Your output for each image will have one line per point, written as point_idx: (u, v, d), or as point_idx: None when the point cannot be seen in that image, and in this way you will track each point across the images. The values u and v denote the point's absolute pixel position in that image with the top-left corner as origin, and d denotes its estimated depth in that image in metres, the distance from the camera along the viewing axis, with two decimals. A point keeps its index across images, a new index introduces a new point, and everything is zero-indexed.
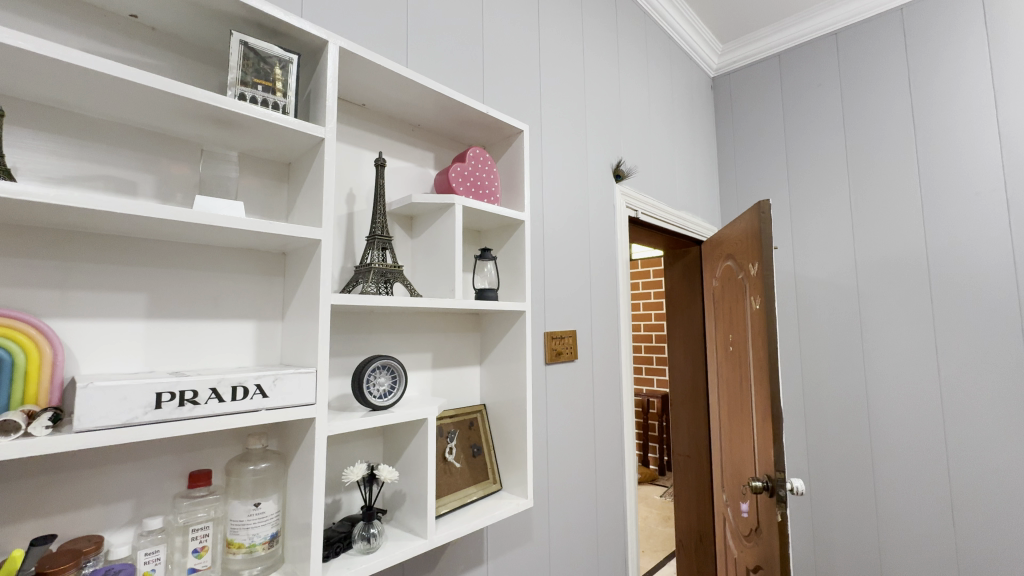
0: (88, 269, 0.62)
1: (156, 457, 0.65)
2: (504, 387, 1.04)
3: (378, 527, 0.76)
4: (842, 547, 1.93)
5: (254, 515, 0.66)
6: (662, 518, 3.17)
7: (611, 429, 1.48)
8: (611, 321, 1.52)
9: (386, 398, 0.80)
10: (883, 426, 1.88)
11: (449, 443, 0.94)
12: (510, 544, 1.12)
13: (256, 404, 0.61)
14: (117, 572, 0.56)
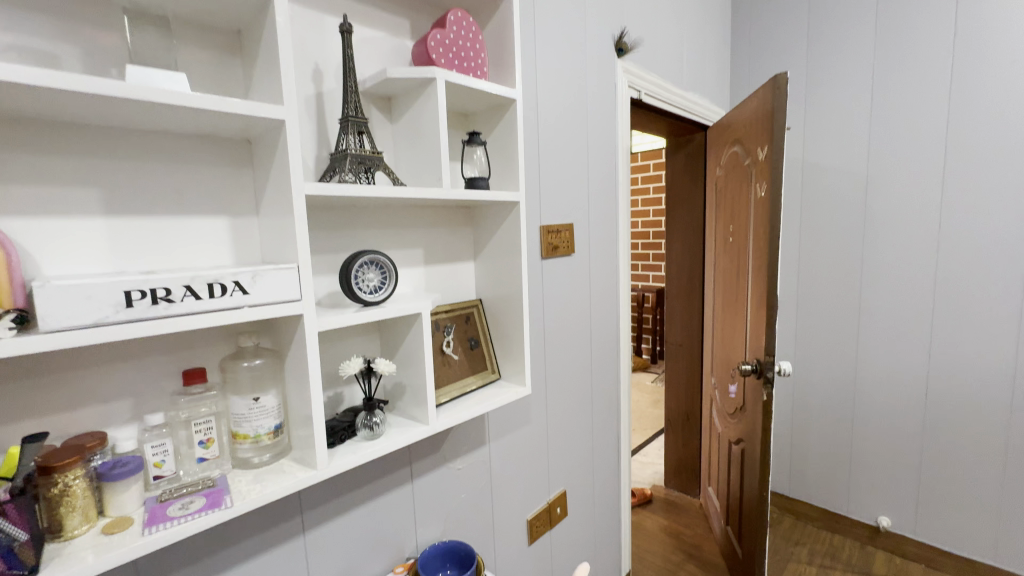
0: (26, 160, 0.55)
1: (147, 357, 0.64)
2: (500, 281, 1.02)
3: (380, 416, 0.78)
4: (818, 419, 2.10)
5: (254, 409, 0.67)
6: (652, 401, 3.42)
7: (607, 320, 1.50)
8: (609, 213, 1.47)
9: (377, 293, 0.77)
10: (873, 311, 1.92)
11: (445, 337, 0.95)
12: (510, 427, 1.19)
13: (238, 302, 0.58)
14: (124, 464, 0.58)
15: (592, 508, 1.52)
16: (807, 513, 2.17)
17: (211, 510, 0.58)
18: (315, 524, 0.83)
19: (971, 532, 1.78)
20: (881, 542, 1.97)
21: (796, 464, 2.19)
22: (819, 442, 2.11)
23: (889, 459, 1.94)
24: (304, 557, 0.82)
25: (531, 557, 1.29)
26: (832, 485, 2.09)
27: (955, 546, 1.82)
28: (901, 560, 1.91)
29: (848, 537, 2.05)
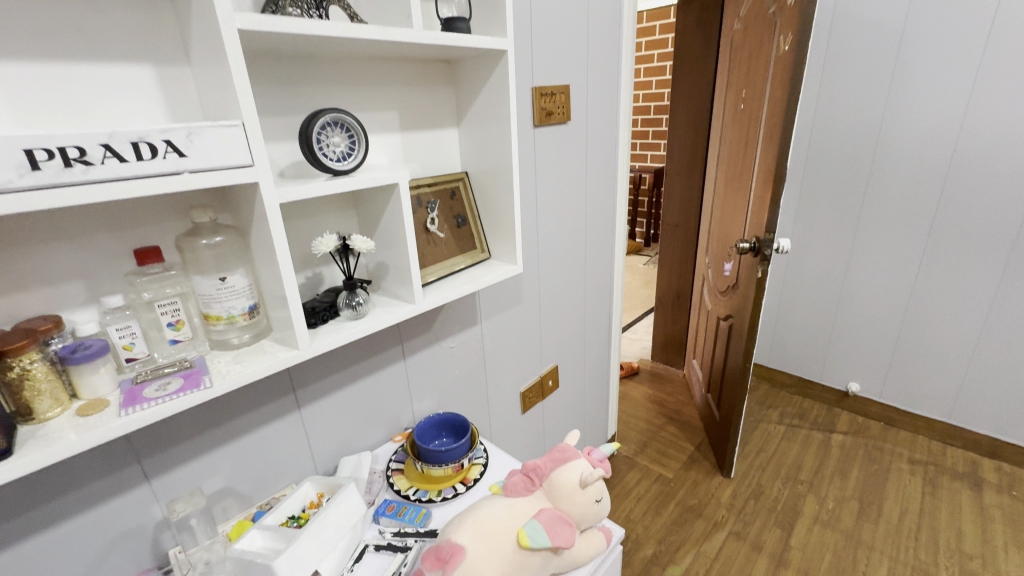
0: None
1: (89, 235, 0.56)
2: (486, 151, 0.91)
3: (363, 296, 0.74)
4: (806, 295, 2.15)
5: (223, 289, 0.61)
6: (643, 283, 3.47)
7: (603, 198, 1.42)
8: (611, 74, 1.30)
9: (345, 161, 0.68)
10: (880, 186, 1.85)
11: (429, 213, 0.88)
12: (502, 307, 1.17)
13: (175, 166, 0.50)
14: (86, 348, 0.54)
15: (582, 380, 1.59)
16: (782, 380, 2.32)
17: (189, 391, 0.56)
18: (310, 400, 0.84)
19: (933, 394, 1.92)
20: (847, 404, 2.14)
21: (778, 337, 2.30)
22: (804, 317, 2.19)
23: (869, 331, 2.02)
24: (303, 429, 0.85)
25: (524, 424, 1.37)
26: (810, 356, 2.22)
27: (914, 406, 1.98)
28: (863, 418, 2.09)
29: (817, 400, 2.21)
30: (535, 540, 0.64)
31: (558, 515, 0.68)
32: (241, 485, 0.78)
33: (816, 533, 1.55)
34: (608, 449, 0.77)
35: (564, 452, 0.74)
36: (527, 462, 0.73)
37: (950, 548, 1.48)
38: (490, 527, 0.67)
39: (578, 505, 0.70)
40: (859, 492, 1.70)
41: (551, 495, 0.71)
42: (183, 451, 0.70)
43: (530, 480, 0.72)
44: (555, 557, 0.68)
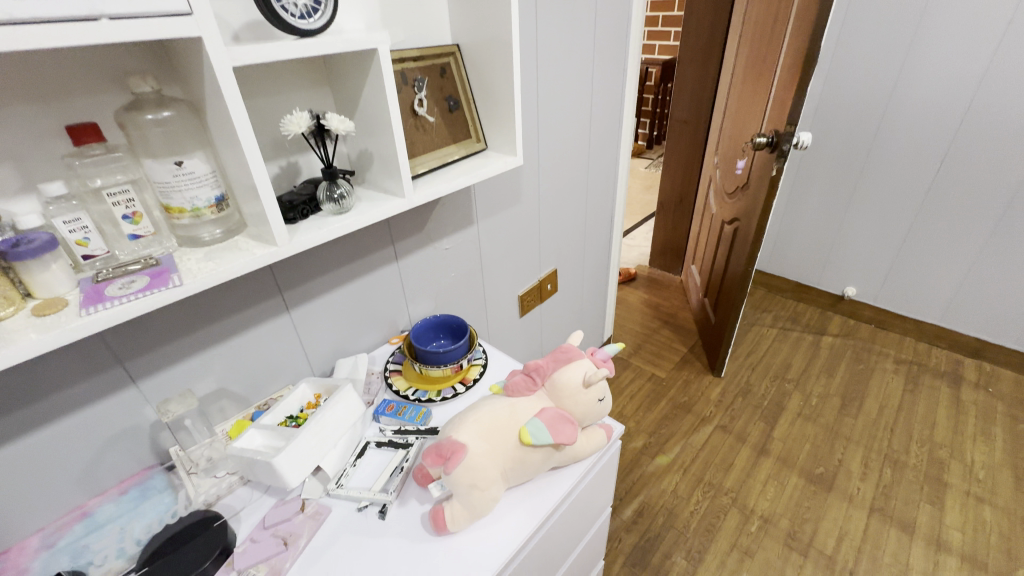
0: None
1: (8, 107, 0.47)
2: (480, 17, 0.77)
3: (345, 188, 0.66)
4: (815, 198, 2.07)
5: (181, 177, 0.54)
6: (644, 187, 3.35)
7: (610, 84, 1.27)
8: None
9: (311, 21, 0.57)
10: (913, 75, 1.68)
11: (417, 93, 0.77)
12: (500, 207, 1.09)
13: (89, 9, 0.39)
14: (30, 242, 0.47)
15: (581, 285, 1.56)
16: (779, 285, 2.32)
17: (156, 290, 0.50)
18: (299, 302, 0.80)
19: (928, 297, 1.93)
20: (841, 308, 2.16)
21: (780, 242, 2.25)
22: (810, 221, 2.13)
23: (875, 235, 1.97)
24: (295, 332, 0.81)
25: (523, 327, 1.36)
26: (811, 260, 2.20)
27: (907, 310, 2.00)
28: (854, 321, 2.12)
29: (812, 304, 2.23)
30: (537, 438, 0.63)
31: (559, 414, 0.67)
32: (236, 387, 0.77)
33: (799, 426, 1.63)
34: (612, 350, 0.74)
35: (567, 352, 0.72)
36: (529, 363, 0.71)
37: (922, 439, 1.57)
38: (491, 425, 0.66)
39: (580, 404, 0.69)
40: (842, 389, 1.77)
41: (552, 394, 0.70)
42: (168, 354, 0.66)
43: (531, 380, 0.71)
44: (556, 453, 0.68)
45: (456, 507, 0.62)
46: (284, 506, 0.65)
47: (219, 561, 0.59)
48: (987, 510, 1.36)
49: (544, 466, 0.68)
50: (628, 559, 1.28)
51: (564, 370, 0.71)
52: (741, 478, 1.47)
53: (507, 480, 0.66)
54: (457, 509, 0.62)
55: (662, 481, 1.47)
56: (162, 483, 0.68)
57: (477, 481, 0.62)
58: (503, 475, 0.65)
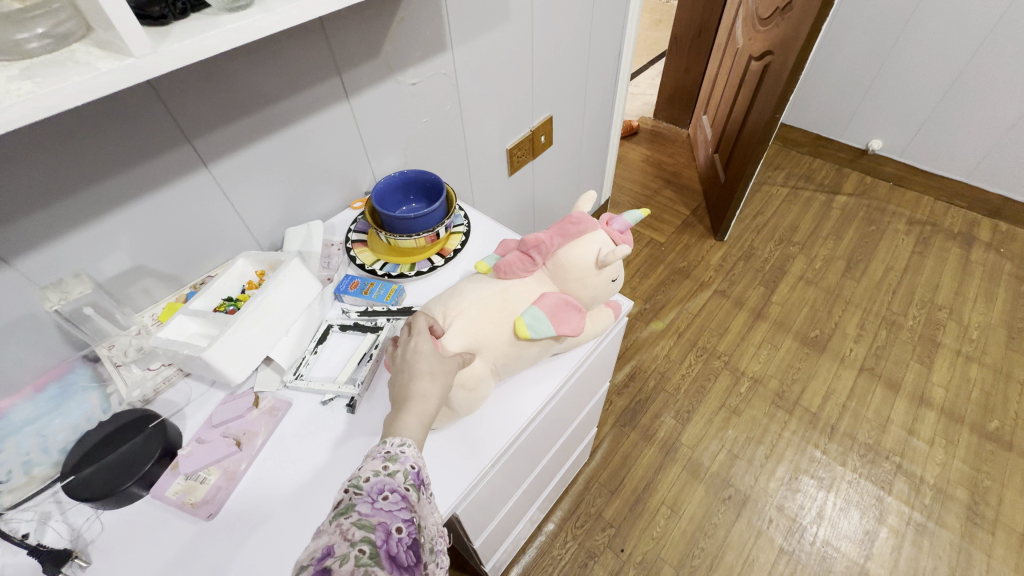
0: None
1: None
2: None
3: None
4: (860, 28, 1.73)
5: None
6: (653, 22, 2.84)
7: None
8: None
9: None
10: None
11: None
12: (480, 26, 0.83)
13: None
14: None
15: (580, 137, 1.34)
16: (796, 138, 2.09)
17: None
18: (220, 155, 0.61)
19: (962, 151, 1.74)
20: (860, 164, 1.97)
21: (807, 85, 1.96)
22: (848, 58, 1.81)
23: (920, 76, 1.69)
24: (224, 194, 0.64)
25: (512, 187, 1.19)
26: (839, 107, 1.93)
27: (933, 166, 1.82)
28: (872, 179, 1.95)
29: (829, 160, 2.03)
30: (536, 332, 0.53)
31: (564, 301, 0.56)
32: (158, 263, 0.62)
33: (800, 290, 1.57)
34: (632, 219, 0.59)
35: (578, 224, 0.56)
36: (529, 239, 0.55)
37: (922, 300, 1.53)
38: (481, 316, 0.54)
39: (590, 288, 0.56)
40: (849, 252, 1.68)
41: (556, 276, 0.57)
42: (43, 224, 0.50)
43: (530, 259, 0.56)
44: (555, 344, 0.58)
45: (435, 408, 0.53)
46: (234, 401, 0.56)
47: (164, 463, 0.51)
48: (974, 368, 1.37)
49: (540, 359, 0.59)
50: (618, 420, 1.30)
51: (572, 246, 0.56)
52: (735, 342, 1.45)
53: (499, 375, 0.57)
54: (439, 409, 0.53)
55: (656, 346, 1.45)
56: (86, 379, 0.56)
57: (464, 379, 0.52)
58: (493, 369, 0.56)
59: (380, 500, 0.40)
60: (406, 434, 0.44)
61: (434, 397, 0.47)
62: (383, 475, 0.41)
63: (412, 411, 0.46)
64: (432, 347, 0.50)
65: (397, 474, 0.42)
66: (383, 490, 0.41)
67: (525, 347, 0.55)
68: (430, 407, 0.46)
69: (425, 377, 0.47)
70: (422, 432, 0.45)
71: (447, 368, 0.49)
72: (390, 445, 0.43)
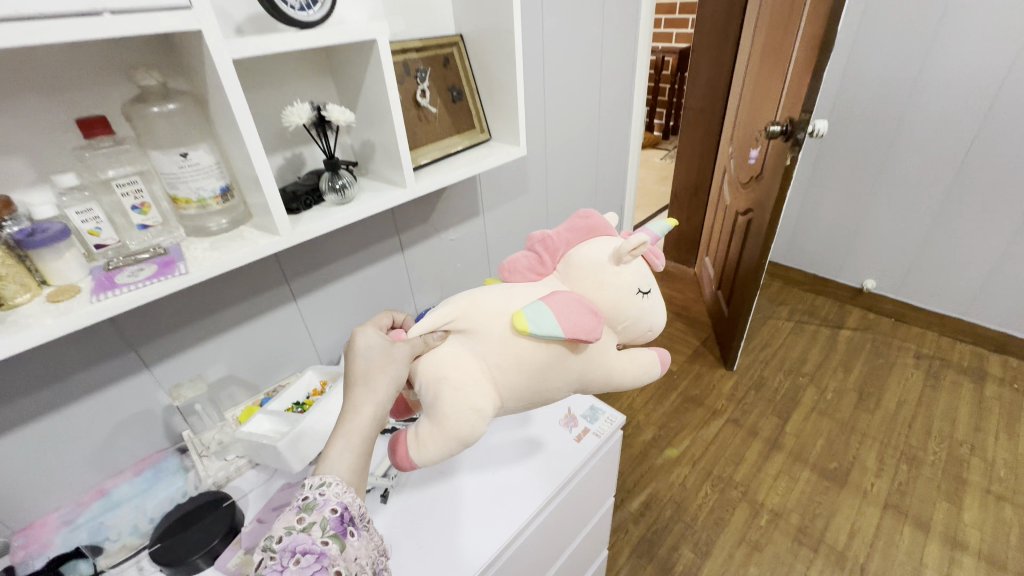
0: None
1: (18, 99, 0.49)
2: (483, 7, 0.77)
3: (347, 179, 0.67)
4: (832, 193, 1.98)
5: (187, 167, 0.55)
6: (659, 179, 3.28)
7: (618, 74, 1.25)
8: None
9: (311, 13, 0.57)
10: (939, 64, 1.57)
11: (419, 84, 0.77)
12: (506, 196, 1.09)
13: (92, 5, 0.40)
14: (43, 232, 0.49)
15: None
16: (796, 278, 2.25)
17: (164, 277, 0.52)
18: (307, 291, 0.81)
19: (951, 292, 1.85)
20: (860, 301, 2.08)
21: (797, 232, 2.16)
22: (827, 215, 2.04)
23: (895, 228, 1.88)
24: (303, 320, 0.83)
25: None
26: (827, 255, 2.12)
27: (927, 304, 1.92)
28: (874, 315, 2.04)
29: (830, 297, 2.15)
30: (537, 326, 0.47)
31: (578, 300, 0.50)
32: (245, 373, 0.79)
33: (813, 421, 1.61)
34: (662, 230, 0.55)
35: (586, 219, 0.56)
36: (534, 235, 0.56)
37: (942, 435, 1.53)
38: (476, 315, 0.52)
39: (608, 288, 0.52)
40: (860, 384, 1.73)
41: (567, 276, 0.54)
42: (176, 341, 0.69)
43: (537, 259, 0.55)
44: (569, 357, 0.52)
45: (423, 431, 0.49)
46: (289, 489, 0.69)
47: (227, 540, 0.61)
48: (1007, 508, 1.32)
49: (552, 380, 0.52)
50: (634, 550, 1.28)
51: (584, 244, 0.55)
52: (752, 472, 1.45)
53: (502, 391, 0.51)
54: (425, 430, 0.49)
55: (670, 474, 1.47)
56: (174, 466, 0.71)
57: (445, 377, 0.49)
58: (489, 375, 0.50)
59: (294, 555, 0.43)
60: (332, 473, 0.47)
61: (365, 407, 0.49)
62: (297, 532, 0.44)
63: (341, 428, 0.49)
64: (375, 344, 0.53)
65: (312, 528, 0.45)
66: (296, 550, 0.43)
67: (528, 351, 0.50)
68: (358, 418, 0.50)
69: (359, 387, 0.51)
70: (341, 458, 0.48)
71: (383, 368, 0.51)
72: (307, 491, 0.46)
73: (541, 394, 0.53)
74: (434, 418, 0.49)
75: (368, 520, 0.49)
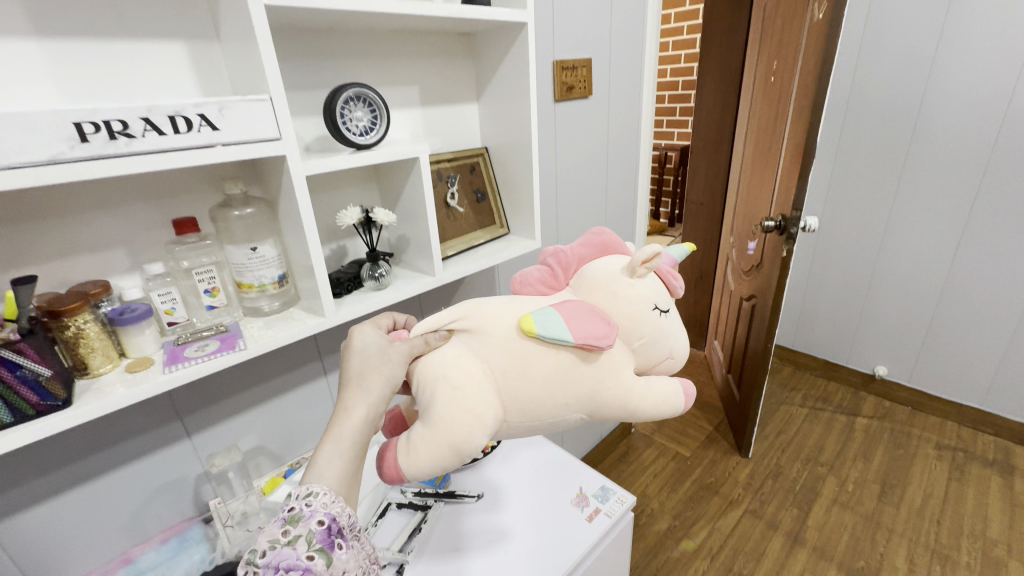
0: None
1: (130, 204, 0.60)
2: (506, 127, 0.91)
3: (385, 268, 0.77)
4: (834, 280, 2.05)
5: (254, 259, 0.64)
6: None
7: (623, 175, 1.40)
8: (631, 50, 1.26)
9: (368, 136, 0.70)
10: (919, 169, 1.70)
11: (450, 188, 0.89)
12: None
13: (209, 140, 0.52)
14: (132, 311, 0.58)
15: None
16: (807, 363, 2.25)
17: (225, 352, 0.60)
18: (337, 367, 0.88)
19: (965, 381, 1.84)
20: (874, 388, 2.07)
21: (805, 317, 2.20)
22: (830, 302, 2.09)
23: (900, 315, 1.92)
24: (330, 395, 0.89)
25: None
26: (836, 341, 2.14)
27: (941, 391, 1.90)
28: (890, 403, 2.02)
29: (843, 384, 2.15)
30: (544, 327, 0.47)
31: (589, 310, 0.49)
32: (273, 444, 0.83)
33: (834, 514, 1.55)
34: (679, 256, 0.57)
35: (600, 235, 0.56)
36: (546, 247, 0.56)
37: (974, 534, 1.46)
38: (481, 316, 0.52)
39: (623, 300, 0.51)
40: (881, 475, 1.68)
41: (580, 288, 0.54)
42: (217, 411, 0.75)
43: (551, 274, 0.55)
44: (580, 369, 0.49)
45: (416, 436, 0.47)
46: None
47: None
48: None
49: (561, 393, 0.49)
50: None
51: (598, 259, 0.56)
52: (773, 570, 1.38)
53: (503, 400, 0.48)
54: (419, 435, 0.47)
55: (688, 568, 1.40)
56: (199, 535, 0.74)
57: (447, 375, 0.48)
58: (491, 380, 0.48)
59: (278, 570, 0.44)
60: (319, 482, 0.48)
61: (356, 408, 0.51)
62: (282, 548, 0.45)
63: (332, 430, 0.51)
64: (373, 343, 0.55)
65: (297, 543, 0.45)
66: (281, 565, 0.45)
67: (533, 357, 0.48)
68: (348, 419, 0.50)
69: (352, 386, 0.52)
70: (329, 460, 0.49)
71: (380, 367, 0.52)
72: (293, 504, 0.47)
73: (549, 408, 0.49)
74: (430, 420, 0.46)
75: (357, 530, 0.50)
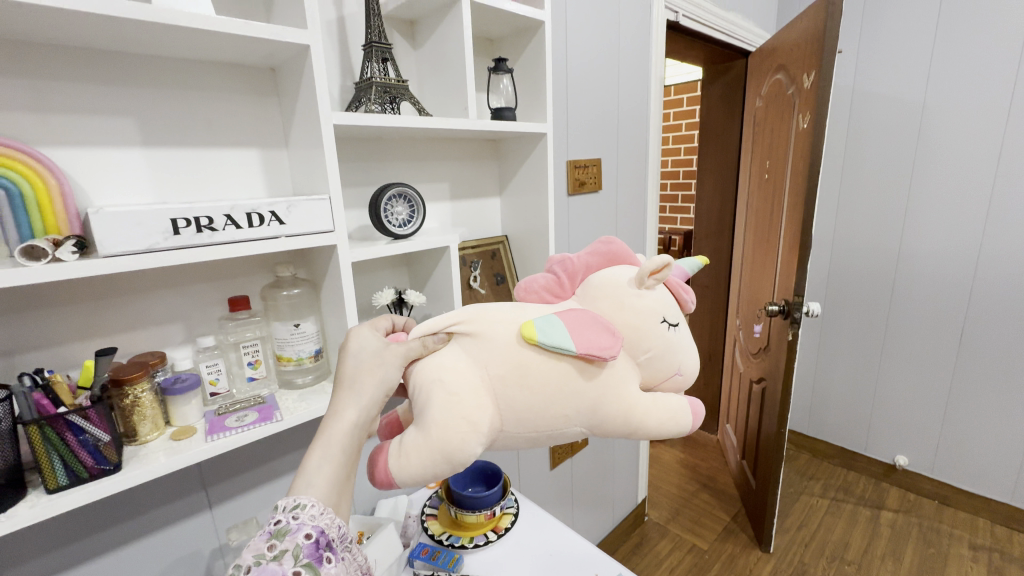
0: (68, 106, 0.56)
1: (192, 284, 0.68)
2: (526, 218, 1.01)
3: None
4: (844, 365, 2.05)
5: (296, 334, 0.70)
6: None
7: None
8: (636, 151, 1.40)
9: (406, 226, 0.79)
10: (913, 261, 1.77)
11: (472, 272, 0.97)
12: None
13: (276, 233, 0.61)
14: (182, 381, 0.63)
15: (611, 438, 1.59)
16: (824, 450, 2.19)
17: (262, 423, 0.63)
18: None
19: (990, 474, 1.77)
20: (896, 479, 1.99)
21: (818, 401, 2.17)
22: (841, 387, 2.08)
23: (914, 402, 1.89)
24: None
25: (552, 480, 1.43)
26: (852, 427, 2.09)
27: (968, 485, 1.82)
28: (915, 496, 1.93)
29: (863, 473, 2.07)
30: (546, 334, 0.47)
31: (593, 319, 0.50)
32: None
33: None
34: (684, 271, 0.59)
35: (607, 245, 0.58)
36: (554, 256, 0.57)
37: None
38: (482, 321, 0.51)
39: (630, 309, 0.52)
40: None
41: (585, 297, 0.54)
42: (239, 482, 0.76)
43: (558, 283, 0.55)
44: (580, 380, 0.49)
45: (409, 440, 0.47)
46: None
47: None
48: None
49: (561, 403, 0.48)
50: None
51: (604, 268, 0.56)
52: None
53: (501, 407, 0.48)
54: (411, 439, 0.47)
55: None
56: None
57: (443, 380, 0.48)
58: (489, 386, 0.48)
59: None
60: (306, 495, 0.49)
61: (347, 412, 0.53)
62: (269, 564, 0.45)
63: (322, 434, 0.51)
64: (368, 344, 0.55)
65: (283, 558, 0.45)
66: None
67: (532, 364, 0.48)
68: (340, 425, 0.52)
69: (344, 389, 0.53)
70: (318, 465, 0.50)
71: (373, 369, 0.53)
72: (279, 518, 0.47)
73: (547, 420, 0.49)
74: (423, 425, 0.46)
75: (344, 540, 0.50)
